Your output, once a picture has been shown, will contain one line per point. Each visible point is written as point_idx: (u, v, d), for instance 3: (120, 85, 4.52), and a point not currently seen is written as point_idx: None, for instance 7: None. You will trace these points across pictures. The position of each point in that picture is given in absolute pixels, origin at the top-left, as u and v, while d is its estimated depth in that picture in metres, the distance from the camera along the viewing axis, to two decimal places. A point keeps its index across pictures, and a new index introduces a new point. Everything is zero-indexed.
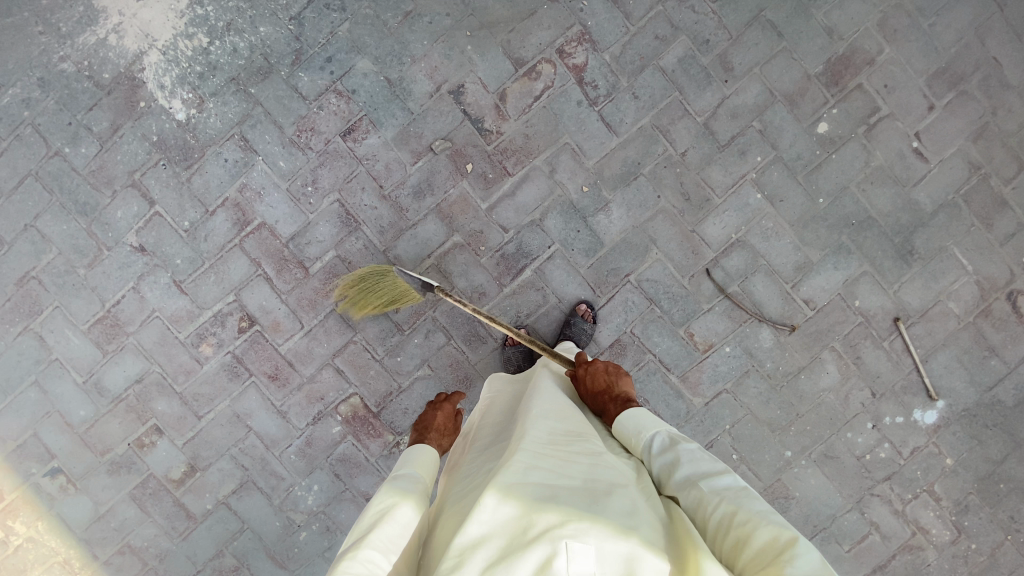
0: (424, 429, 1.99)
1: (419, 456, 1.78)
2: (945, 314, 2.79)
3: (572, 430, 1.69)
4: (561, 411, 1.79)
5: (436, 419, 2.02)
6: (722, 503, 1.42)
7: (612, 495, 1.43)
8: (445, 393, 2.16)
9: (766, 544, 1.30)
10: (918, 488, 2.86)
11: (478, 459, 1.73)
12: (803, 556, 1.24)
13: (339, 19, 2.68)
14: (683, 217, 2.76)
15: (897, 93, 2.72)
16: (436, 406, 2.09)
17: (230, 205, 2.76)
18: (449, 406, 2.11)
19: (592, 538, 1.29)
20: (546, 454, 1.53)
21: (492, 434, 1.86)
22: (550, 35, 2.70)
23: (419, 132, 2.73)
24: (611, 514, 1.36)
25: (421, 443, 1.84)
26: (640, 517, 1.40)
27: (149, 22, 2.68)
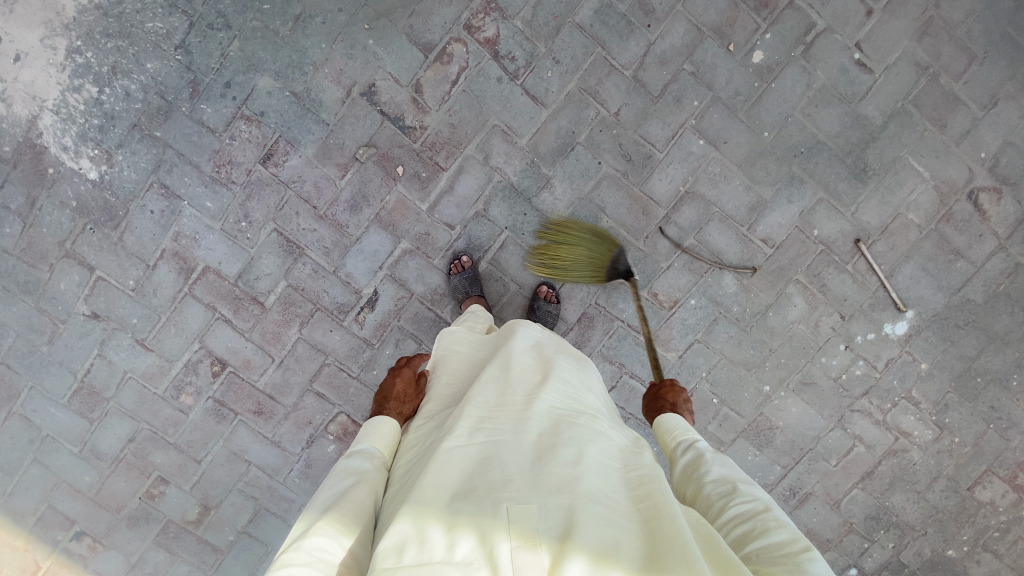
0: (384, 399, 1.88)
1: (377, 431, 1.74)
2: (906, 226, 2.75)
3: (520, 385, 1.70)
4: (512, 366, 1.79)
5: (394, 386, 1.91)
6: (749, 500, 1.42)
7: (557, 452, 1.47)
8: (405, 357, 2.03)
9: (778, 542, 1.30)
10: (897, 397, 2.94)
11: (430, 428, 1.72)
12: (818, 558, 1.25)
13: (227, 39, 2.49)
14: (628, 178, 2.67)
15: (831, 3, 2.55)
16: (397, 372, 1.97)
17: (169, 255, 2.69)
18: (410, 371, 1.99)
19: (534, 501, 1.31)
20: (487, 423, 1.56)
21: (444, 397, 1.87)
22: (454, 11, 2.51)
23: (341, 143, 2.60)
24: (555, 474, 1.40)
25: (382, 415, 1.79)
26: (584, 470, 1.43)
27: (32, 82, 2.53)
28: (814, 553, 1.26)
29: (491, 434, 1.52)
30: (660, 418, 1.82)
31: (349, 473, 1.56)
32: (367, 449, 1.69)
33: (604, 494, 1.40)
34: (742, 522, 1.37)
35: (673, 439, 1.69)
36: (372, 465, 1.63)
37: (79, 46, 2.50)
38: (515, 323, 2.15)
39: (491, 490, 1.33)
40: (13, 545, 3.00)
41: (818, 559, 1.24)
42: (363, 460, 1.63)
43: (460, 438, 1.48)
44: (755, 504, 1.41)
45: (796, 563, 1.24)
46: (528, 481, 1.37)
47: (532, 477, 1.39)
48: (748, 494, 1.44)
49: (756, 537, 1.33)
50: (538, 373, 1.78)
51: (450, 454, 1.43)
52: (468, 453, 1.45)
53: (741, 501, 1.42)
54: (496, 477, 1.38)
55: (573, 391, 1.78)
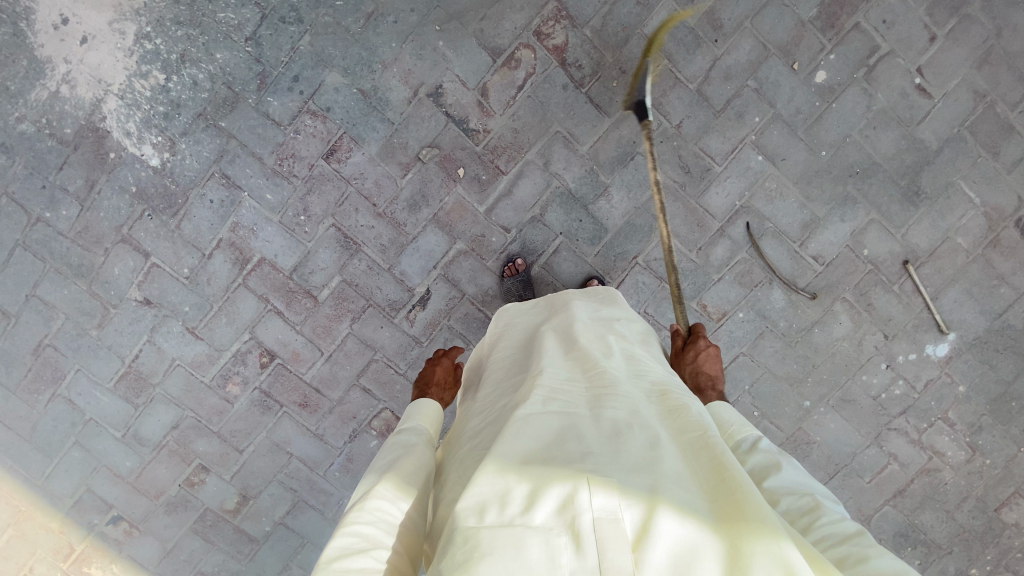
0: (425, 385, 1.94)
1: (422, 411, 1.74)
2: (954, 250, 2.79)
3: (591, 362, 1.59)
4: (579, 346, 1.70)
5: (436, 374, 1.98)
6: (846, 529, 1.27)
7: (636, 426, 1.35)
8: (443, 348, 2.11)
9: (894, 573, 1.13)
10: (933, 417, 2.99)
11: (491, 398, 1.64)
12: None
13: (298, 33, 2.49)
14: (685, 191, 2.69)
15: (896, 28, 2.58)
16: (435, 362, 2.05)
17: (226, 245, 2.70)
18: (448, 362, 2.07)
19: (615, 469, 1.19)
20: (559, 394, 1.46)
21: (504, 371, 1.77)
22: (525, 17, 2.52)
23: (404, 142, 2.62)
24: (635, 446, 1.27)
25: (425, 397, 1.82)
26: (664, 446, 1.31)
27: (98, 65, 2.50)
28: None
29: (565, 405, 1.41)
30: (711, 409, 1.66)
31: (401, 446, 1.53)
32: (414, 426, 1.67)
33: (686, 469, 1.26)
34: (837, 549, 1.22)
35: (735, 436, 1.54)
36: (422, 440, 1.59)
37: (148, 32, 2.48)
38: (560, 294, 2.08)
39: (571, 457, 1.22)
40: (49, 527, 2.99)
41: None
42: (413, 436, 1.60)
43: (534, 406, 1.38)
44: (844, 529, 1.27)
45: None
46: (609, 451, 1.25)
47: (611, 447, 1.27)
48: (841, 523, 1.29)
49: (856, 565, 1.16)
50: (607, 353, 1.69)
51: (525, 421, 1.33)
52: (543, 420, 1.35)
53: (829, 523, 1.28)
54: (574, 446, 1.26)
55: (640, 370, 1.68)
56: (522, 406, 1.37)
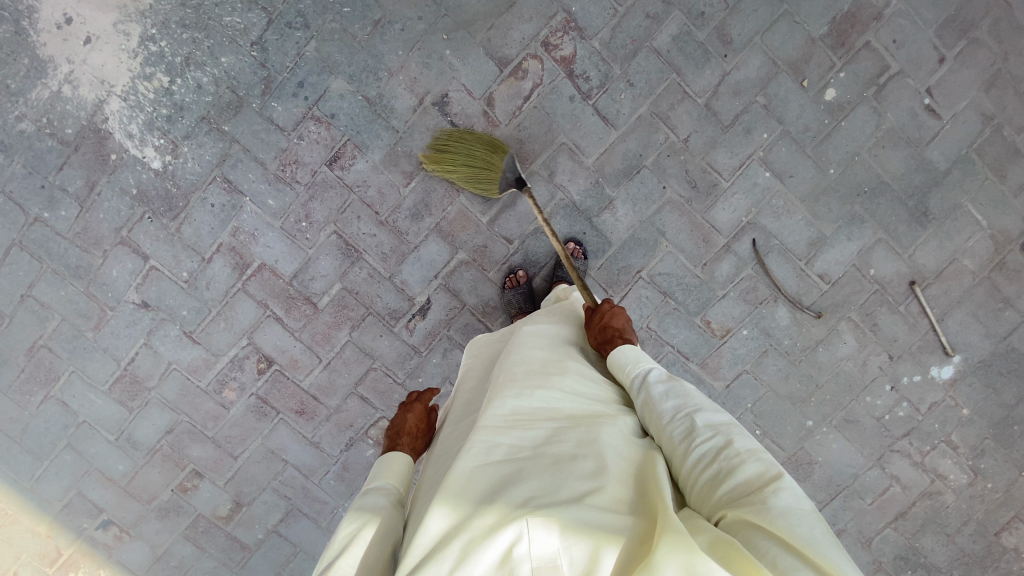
0: (396, 435, 1.82)
1: (389, 467, 1.69)
2: (960, 272, 2.77)
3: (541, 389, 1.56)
4: (532, 370, 1.66)
5: (407, 421, 1.86)
6: (713, 434, 1.34)
7: (580, 458, 1.32)
8: (416, 391, 1.96)
9: (751, 477, 1.22)
10: (936, 440, 2.95)
11: (453, 434, 1.65)
12: (787, 488, 1.17)
13: (304, 38, 2.47)
14: (691, 206, 2.67)
15: (906, 48, 2.56)
16: (408, 408, 1.91)
17: (226, 250, 2.68)
18: (421, 407, 1.93)
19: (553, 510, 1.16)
20: (507, 428, 1.42)
21: (467, 407, 1.76)
22: (533, 28, 2.49)
23: (408, 150, 2.60)
24: (576, 482, 1.24)
25: (394, 450, 1.74)
26: (607, 475, 1.27)
27: (101, 66, 2.48)
28: (785, 481, 1.18)
29: (514, 439, 1.39)
30: (610, 356, 1.75)
31: (364, 509, 1.51)
32: (382, 486, 1.63)
33: (629, 502, 1.23)
34: (709, 464, 1.28)
35: (628, 377, 1.64)
36: (388, 501, 1.55)
37: (153, 34, 2.47)
38: (521, 321, 2.07)
39: (510, 502, 1.20)
40: (38, 529, 2.95)
41: (784, 489, 1.16)
42: (379, 496, 1.57)
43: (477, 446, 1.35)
44: (719, 437, 1.33)
45: (762, 498, 1.16)
46: (549, 491, 1.23)
47: (552, 485, 1.24)
48: (709, 427, 1.36)
49: (724, 480, 1.24)
50: (558, 374, 1.65)
51: (468, 464, 1.31)
52: (487, 461, 1.33)
53: (705, 435, 1.34)
54: (516, 489, 1.24)
55: (597, 390, 1.65)
56: (467, 446, 1.35)
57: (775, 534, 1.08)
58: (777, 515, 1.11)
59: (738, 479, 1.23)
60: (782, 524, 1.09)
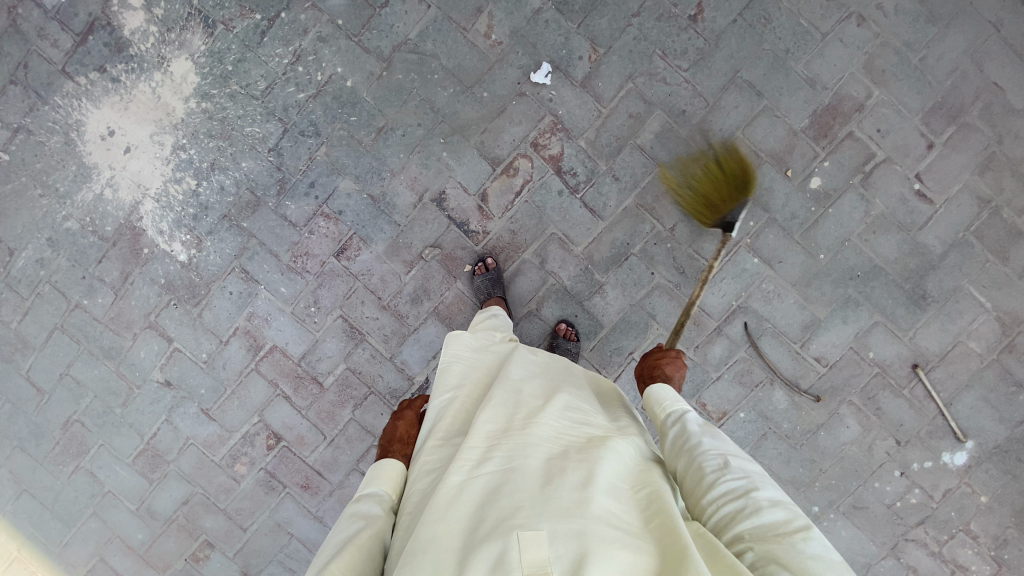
0: (389, 442, 1.98)
1: (384, 473, 1.80)
2: (966, 354, 2.70)
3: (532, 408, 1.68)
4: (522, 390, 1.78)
5: (398, 429, 2.01)
6: (742, 477, 1.42)
7: (566, 474, 1.44)
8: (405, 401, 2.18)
9: (774, 521, 1.31)
10: (953, 528, 2.81)
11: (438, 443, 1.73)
12: (816, 537, 1.26)
13: (315, 144, 2.72)
14: (680, 290, 2.72)
15: (891, 136, 2.59)
16: (399, 416, 2.12)
17: (242, 333, 2.89)
18: (411, 415, 2.13)
19: (545, 525, 1.30)
20: (497, 445, 1.55)
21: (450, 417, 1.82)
22: (523, 130, 2.67)
23: (409, 242, 2.78)
24: (561, 495, 1.37)
25: (389, 457, 1.86)
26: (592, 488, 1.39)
27: (139, 172, 2.79)
28: (811, 530, 1.28)
29: (503, 459, 1.51)
30: (647, 389, 1.82)
31: (360, 517, 1.62)
32: (377, 492, 1.74)
33: (616, 514, 1.37)
34: (731, 502, 1.38)
35: (663, 411, 1.70)
36: (383, 509, 1.67)
37: (184, 143, 2.75)
38: (510, 348, 2.12)
39: (501, 518, 1.34)
40: None
41: (813, 538, 1.25)
42: (374, 504, 1.69)
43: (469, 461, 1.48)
44: (747, 480, 1.42)
45: (788, 542, 1.25)
46: (538, 505, 1.36)
47: (541, 499, 1.38)
48: (739, 470, 1.44)
49: (747, 516, 1.34)
50: (546, 394, 1.76)
51: (458, 482, 1.45)
52: (478, 480, 1.46)
53: (734, 476, 1.42)
54: (506, 502, 1.38)
55: (581, 412, 1.73)
56: (457, 466, 1.48)
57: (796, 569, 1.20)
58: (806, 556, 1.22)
59: (762, 520, 1.32)
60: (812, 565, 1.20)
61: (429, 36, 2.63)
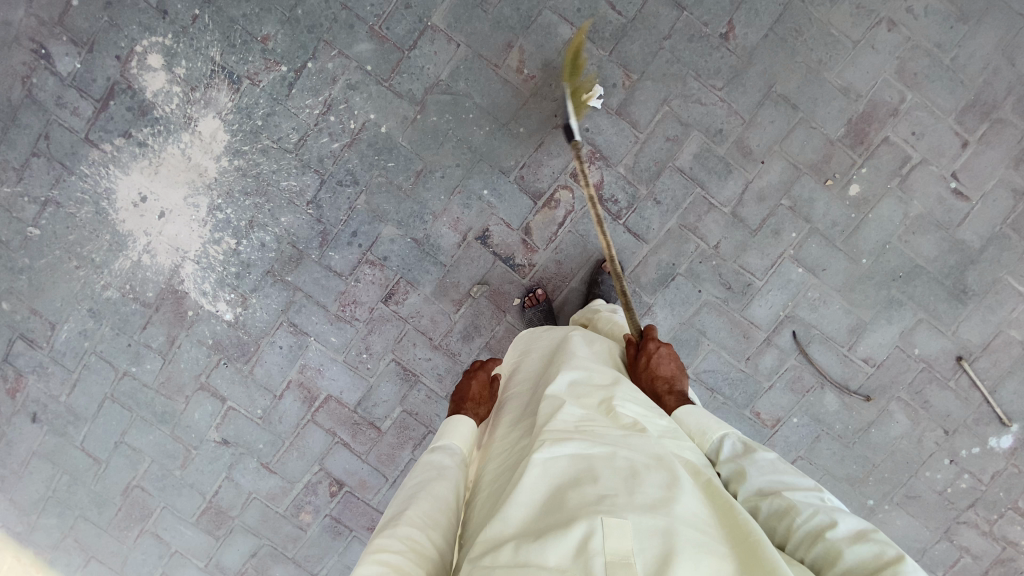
0: (460, 400, 1.94)
1: (458, 429, 1.78)
2: (1008, 343, 2.79)
3: (609, 399, 1.60)
4: (595, 379, 1.70)
5: (471, 388, 1.97)
6: (814, 513, 1.33)
7: (652, 471, 1.35)
8: (480, 361, 2.09)
9: (863, 559, 1.22)
10: (1003, 507, 2.92)
11: (510, 431, 1.67)
12: (911, 572, 1.15)
13: (354, 193, 2.70)
14: (728, 305, 2.76)
15: (926, 138, 2.63)
16: (471, 375, 2.04)
17: (296, 386, 2.88)
18: (484, 375, 2.04)
19: (631, 513, 1.22)
20: (577, 431, 1.46)
21: (520, 408, 1.77)
22: (561, 161, 2.67)
23: (456, 281, 2.78)
24: (648, 490, 1.29)
25: (462, 414, 1.84)
26: (680, 488, 1.30)
27: (176, 235, 2.75)
28: (904, 563, 1.17)
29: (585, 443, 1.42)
30: (676, 416, 1.73)
31: (434, 466, 1.61)
32: (449, 443, 1.74)
33: (702, 517, 1.27)
34: (813, 545, 1.29)
35: (703, 444, 1.61)
36: (455, 462, 1.66)
37: (220, 203, 2.71)
38: (569, 330, 2.09)
39: (585, 501, 1.25)
40: None
41: (907, 571, 1.15)
42: (446, 457, 1.67)
43: (551, 445, 1.39)
44: (821, 517, 1.31)
45: None
46: (624, 494, 1.27)
47: (623, 487, 1.29)
48: (809, 506, 1.35)
49: (833, 562, 1.25)
50: (622, 389, 1.67)
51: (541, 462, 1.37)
52: (560, 462, 1.37)
53: (807, 516, 1.33)
54: (589, 489, 1.29)
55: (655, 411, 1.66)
56: (540, 448, 1.39)
57: None
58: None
59: (851, 560, 1.23)
60: None
61: (461, 75, 2.61)
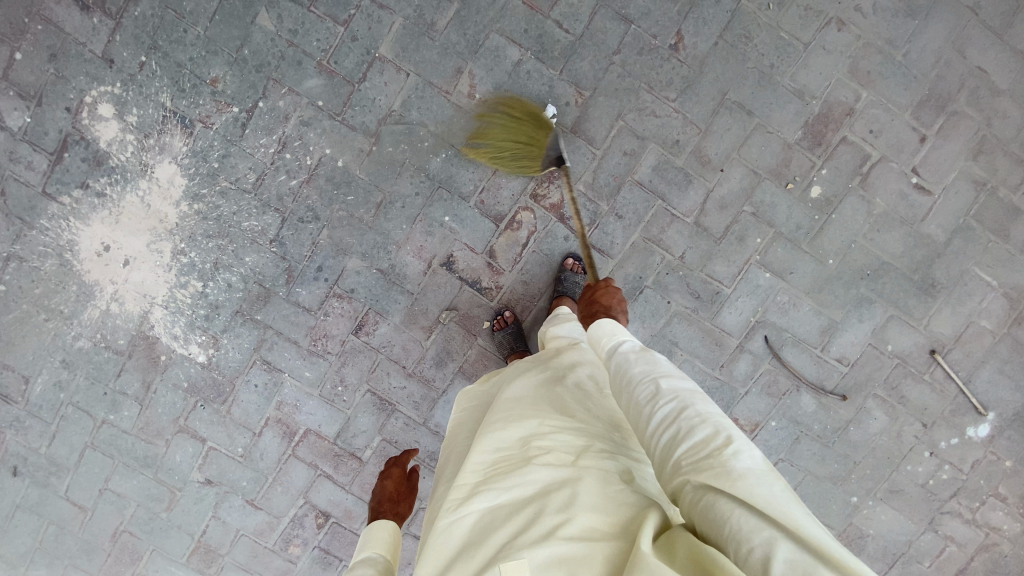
0: (379, 503, 2.04)
1: (377, 538, 1.80)
2: (979, 333, 2.79)
3: (518, 423, 1.67)
4: (508, 407, 1.77)
5: (386, 487, 2.12)
6: (673, 400, 1.39)
7: (550, 495, 1.42)
8: (393, 459, 2.29)
9: (704, 441, 1.27)
10: (985, 495, 2.93)
11: (451, 482, 1.77)
12: (743, 452, 1.22)
13: (316, 228, 2.70)
14: (698, 315, 2.76)
15: (884, 135, 2.62)
16: (386, 475, 2.21)
17: (274, 422, 2.89)
18: (398, 472, 2.23)
19: (525, 552, 1.30)
20: (487, 477, 1.56)
21: (463, 455, 1.86)
22: (520, 183, 2.67)
23: (425, 308, 2.78)
24: (544, 518, 1.36)
25: (380, 518, 1.90)
26: (575, 504, 1.37)
27: (142, 282, 2.75)
28: (741, 446, 1.23)
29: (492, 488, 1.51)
30: (592, 324, 1.82)
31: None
32: (370, 554, 1.74)
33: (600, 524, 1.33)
34: (668, 430, 1.34)
35: (603, 345, 1.71)
36: (377, 567, 1.63)
37: (183, 247, 2.71)
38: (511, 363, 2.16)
39: (491, 554, 1.36)
40: None
41: (740, 452, 1.21)
42: (369, 565, 1.64)
43: (462, 504, 1.51)
44: (680, 406, 1.37)
45: (713, 462, 1.21)
46: (523, 533, 1.36)
47: (524, 526, 1.37)
48: (670, 395, 1.41)
49: (681, 442, 1.30)
50: (533, 406, 1.73)
51: (455, 523, 1.48)
52: (472, 517, 1.48)
53: (667, 404, 1.39)
54: (495, 539, 1.39)
55: (571, 410, 1.69)
56: (451, 510, 1.51)
57: (726, 491, 1.14)
58: (726, 476, 1.16)
59: (696, 443, 1.28)
60: (731, 484, 1.15)
61: (413, 104, 2.60)
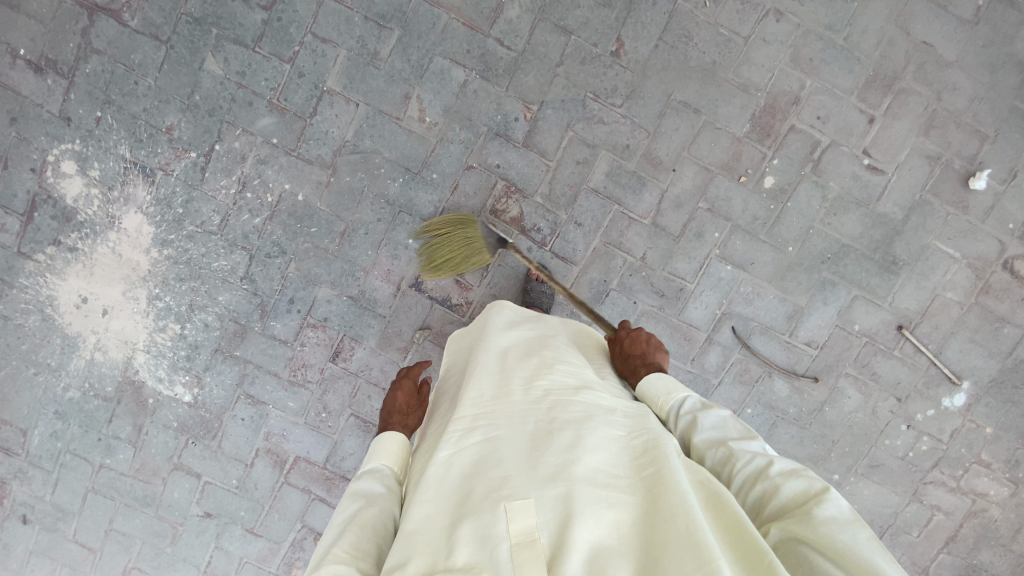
0: (388, 414, 1.87)
1: (385, 445, 1.69)
2: (946, 305, 2.82)
3: (518, 372, 1.63)
4: (506, 356, 1.73)
5: (397, 400, 1.91)
6: (754, 458, 1.34)
7: (555, 436, 1.39)
8: (404, 369, 2.05)
9: (795, 493, 1.23)
10: (967, 463, 2.97)
11: (437, 422, 1.69)
12: (834, 500, 1.18)
13: (284, 262, 2.76)
14: (665, 312, 2.81)
15: (833, 119, 2.65)
16: (397, 386, 1.97)
17: (264, 452, 2.98)
18: (410, 383, 2.00)
19: (532, 491, 1.27)
20: (484, 414, 1.49)
21: (449, 396, 1.79)
22: (479, 200, 2.71)
23: (398, 329, 2.85)
24: (549, 458, 1.33)
25: (389, 430, 1.75)
26: (581, 447, 1.34)
27: (122, 329, 2.83)
28: (830, 493, 1.20)
29: (489, 428, 1.46)
30: (640, 384, 1.73)
31: (362, 495, 1.51)
32: (378, 467, 1.63)
33: (605, 469, 1.32)
34: (752, 488, 1.30)
35: (662, 405, 1.62)
36: (384, 485, 1.57)
37: (157, 292, 2.78)
38: (490, 304, 2.11)
39: (489, 489, 1.30)
40: None
41: (830, 499, 1.18)
42: (375, 482, 1.57)
43: (456, 439, 1.44)
44: (759, 460, 1.33)
45: (805, 510, 1.18)
46: (526, 471, 1.32)
47: (527, 466, 1.33)
48: (747, 452, 1.37)
49: (769, 499, 1.26)
50: (532, 359, 1.70)
51: (449, 458, 1.41)
52: (467, 453, 1.42)
53: (746, 461, 1.35)
54: (493, 474, 1.34)
55: (571, 368, 1.68)
56: (444, 444, 1.43)
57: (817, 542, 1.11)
58: (818, 522, 1.14)
59: (782, 498, 1.24)
60: (824, 528, 1.12)
61: (365, 133, 2.65)
